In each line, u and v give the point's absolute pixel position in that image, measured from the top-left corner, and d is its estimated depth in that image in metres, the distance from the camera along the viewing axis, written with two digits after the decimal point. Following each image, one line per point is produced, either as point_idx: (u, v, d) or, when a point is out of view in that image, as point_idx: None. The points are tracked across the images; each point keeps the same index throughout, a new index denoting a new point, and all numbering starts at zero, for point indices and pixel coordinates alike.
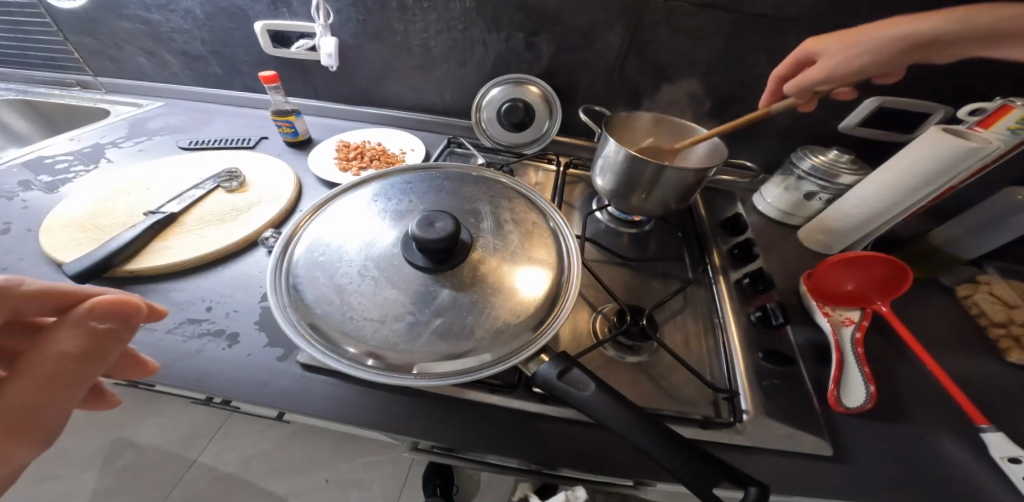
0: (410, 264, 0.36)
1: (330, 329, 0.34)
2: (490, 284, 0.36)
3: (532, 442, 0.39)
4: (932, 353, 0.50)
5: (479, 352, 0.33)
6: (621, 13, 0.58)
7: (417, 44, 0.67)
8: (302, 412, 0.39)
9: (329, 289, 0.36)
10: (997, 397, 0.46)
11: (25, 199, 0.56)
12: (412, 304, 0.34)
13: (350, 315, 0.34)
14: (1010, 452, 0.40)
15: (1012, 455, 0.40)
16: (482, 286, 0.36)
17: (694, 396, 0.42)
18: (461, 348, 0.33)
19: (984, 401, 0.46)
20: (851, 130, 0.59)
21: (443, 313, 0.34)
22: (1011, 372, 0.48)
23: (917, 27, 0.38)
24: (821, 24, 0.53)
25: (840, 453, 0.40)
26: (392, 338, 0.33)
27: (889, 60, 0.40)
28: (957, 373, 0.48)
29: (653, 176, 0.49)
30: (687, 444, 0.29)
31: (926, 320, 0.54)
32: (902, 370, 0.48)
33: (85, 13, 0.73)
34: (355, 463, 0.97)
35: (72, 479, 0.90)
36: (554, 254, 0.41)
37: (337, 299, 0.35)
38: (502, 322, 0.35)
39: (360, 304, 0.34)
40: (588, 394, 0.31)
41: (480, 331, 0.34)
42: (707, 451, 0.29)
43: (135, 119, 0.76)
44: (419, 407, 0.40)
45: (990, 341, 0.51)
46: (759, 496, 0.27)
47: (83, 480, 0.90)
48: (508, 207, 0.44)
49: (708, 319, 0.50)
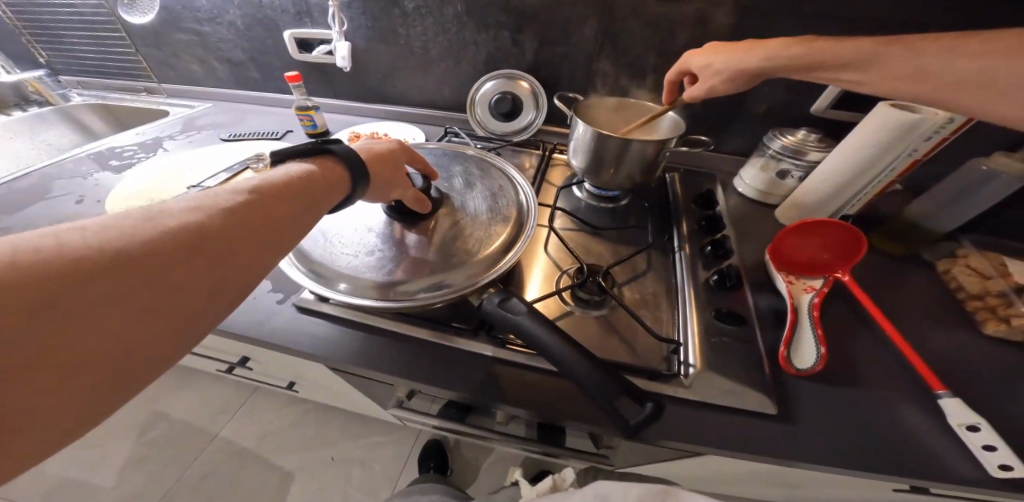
0: (388, 215, 0.45)
1: (316, 259, 0.42)
2: (455, 231, 0.44)
3: (485, 383, 0.42)
4: (904, 325, 0.50)
5: (446, 280, 0.40)
6: (593, 10, 0.64)
7: (418, 45, 0.76)
8: (293, 345, 0.45)
9: (321, 235, 0.44)
10: (970, 365, 0.46)
11: (97, 179, 0.68)
12: (389, 246, 0.42)
13: (332, 254, 0.42)
14: (967, 419, 0.36)
15: (970, 422, 0.36)
16: (449, 232, 0.44)
17: (645, 350, 0.43)
18: (428, 280, 0.40)
19: (954, 368, 0.45)
20: (822, 113, 0.61)
21: (412, 251, 0.42)
22: (986, 342, 0.48)
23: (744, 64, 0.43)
24: (781, 11, 0.57)
25: (790, 407, 0.39)
26: (370, 270, 0.41)
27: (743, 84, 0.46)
28: (930, 342, 0.48)
29: (617, 150, 0.54)
30: (615, 375, 0.32)
31: (902, 293, 0.54)
32: (867, 338, 0.46)
33: (151, 27, 0.88)
34: (361, 442, 1.02)
35: (109, 444, 0.98)
36: (517, 210, 0.47)
37: (328, 238, 0.43)
38: (463, 260, 0.41)
39: (341, 245, 0.43)
40: (521, 316, 0.35)
41: (444, 266, 0.41)
42: (622, 377, 0.32)
43: (187, 117, 0.89)
44: (391, 350, 0.45)
45: (968, 313, 0.51)
46: (654, 411, 0.33)
47: (116, 444, 0.98)
48: (479, 173, 0.52)
49: (669, 282, 0.51)
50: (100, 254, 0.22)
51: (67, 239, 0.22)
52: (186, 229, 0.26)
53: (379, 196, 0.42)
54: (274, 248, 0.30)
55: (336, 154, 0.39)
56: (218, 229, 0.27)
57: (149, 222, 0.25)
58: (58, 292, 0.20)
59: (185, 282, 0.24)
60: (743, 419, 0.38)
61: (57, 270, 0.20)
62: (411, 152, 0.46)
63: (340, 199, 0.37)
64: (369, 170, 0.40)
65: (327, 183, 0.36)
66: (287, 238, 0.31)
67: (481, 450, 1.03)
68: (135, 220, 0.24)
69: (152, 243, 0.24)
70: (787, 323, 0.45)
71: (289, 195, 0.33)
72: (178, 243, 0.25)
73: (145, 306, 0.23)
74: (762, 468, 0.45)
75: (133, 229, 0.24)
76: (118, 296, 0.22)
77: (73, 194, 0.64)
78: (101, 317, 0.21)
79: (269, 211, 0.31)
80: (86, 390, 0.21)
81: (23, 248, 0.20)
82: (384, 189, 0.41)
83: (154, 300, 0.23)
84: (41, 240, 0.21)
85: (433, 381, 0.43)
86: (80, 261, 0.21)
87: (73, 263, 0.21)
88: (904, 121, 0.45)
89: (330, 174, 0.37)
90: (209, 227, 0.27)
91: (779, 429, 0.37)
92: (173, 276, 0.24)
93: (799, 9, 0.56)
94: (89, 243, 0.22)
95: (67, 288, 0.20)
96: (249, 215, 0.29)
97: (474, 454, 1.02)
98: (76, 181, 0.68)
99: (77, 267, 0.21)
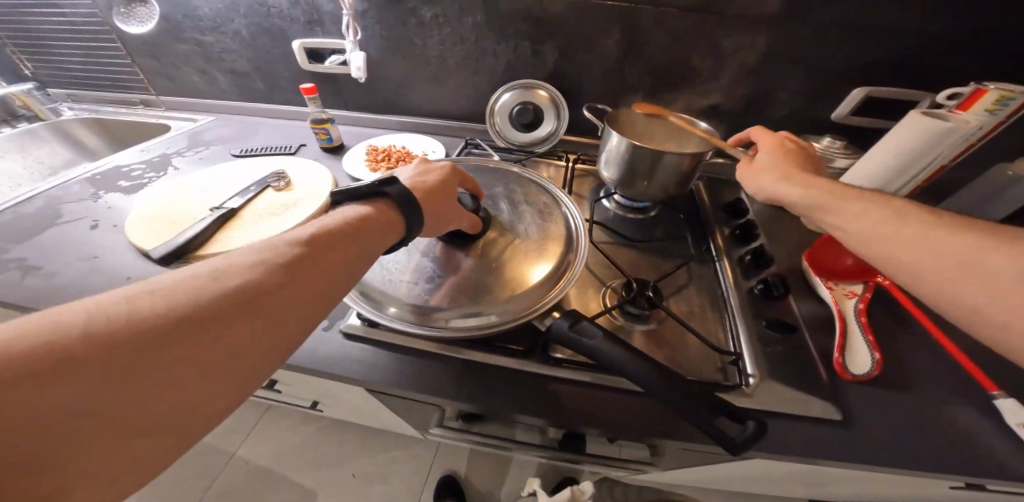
0: (441, 241, 0.44)
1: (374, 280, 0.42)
2: (507, 255, 0.44)
3: (548, 405, 0.42)
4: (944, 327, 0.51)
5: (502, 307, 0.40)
6: (615, 20, 0.64)
7: (435, 55, 0.74)
8: (345, 373, 0.44)
9: (375, 262, 0.44)
10: (1009, 363, 0.47)
11: (108, 201, 0.65)
12: (442, 268, 0.43)
13: (389, 280, 0.42)
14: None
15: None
16: (500, 256, 0.44)
17: (702, 362, 0.43)
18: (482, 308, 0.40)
19: (995, 367, 0.47)
20: (843, 118, 0.66)
21: (467, 277, 0.42)
22: None
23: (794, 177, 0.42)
24: (802, 20, 0.58)
25: (850, 414, 0.39)
26: (423, 297, 0.41)
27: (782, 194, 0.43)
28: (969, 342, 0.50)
29: (653, 161, 0.54)
30: (688, 384, 0.31)
31: None
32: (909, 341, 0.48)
33: (149, 37, 0.84)
34: (380, 457, 0.97)
35: None
36: (565, 230, 0.47)
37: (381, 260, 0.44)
38: (517, 287, 0.41)
39: (397, 270, 0.42)
40: (596, 340, 0.34)
41: (501, 293, 0.41)
42: (704, 393, 0.31)
43: (192, 132, 0.86)
44: (447, 372, 0.45)
45: None
46: (758, 429, 0.30)
47: None
48: (521, 191, 0.51)
49: (713, 293, 0.52)
50: (179, 312, 0.23)
51: (153, 299, 0.23)
52: (252, 282, 0.26)
53: (434, 229, 0.41)
54: (326, 295, 0.29)
55: (391, 195, 0.38)
56: (276, 281, 0.27)
57: (215, 280, 0.25)
58: (129, 359, 0.21)
59: (241, 340, 0.24)
60: (811, 429, 0.38)
61: (126, 337, 0.21)
62: (457, 176, 0.45)
63: (396, 240, 0.36)
64: (422, 205, 0.39)
65: (381, 221, 0.36)
66: (339, 281, 0.31)
67: (496, 480, 0.94)
68: (203, 278, 0.25)
69: (223, 300, 0.24)
70: (837, 330, 0.46)
71: (341, 236, 0.32)
72: (239, 301, 0.25)
73: (204, 367, 0.22)
74: (820, 472, 0.46)
75: (208, 286, 0.25)
76: (179, 360, 0.22)
77: (88, 218, 0.61)
78: (162, 382, 0.21)
79: (321, 255, 0.30)
80: (147, 453, 0.20)
81: (103, 316, 0.21)
82: (440, 219, 0.41)
83: (210, 361, 0.23)
84: (118, 306, 0.22)
85: (495, 404, 0.42)
86: (148, 326, 0.22)
87: (152, 324, 0.22)
88: (915, 127, 0.48)
89: (384, 215, 0.36)
90: (265, 281, 0.27)
91: (846, 437, 0.38)
92: (232, 334, 0.24)
93: (821, 19, 0.57)
94: (159, 308, 0.23)
95: (132, 356, 0.21)
96: (311, 262, 0.29)
97: (488, 487, 0.93)
98: (87, 204, 0.65)
99: (144, 332, 0.21)
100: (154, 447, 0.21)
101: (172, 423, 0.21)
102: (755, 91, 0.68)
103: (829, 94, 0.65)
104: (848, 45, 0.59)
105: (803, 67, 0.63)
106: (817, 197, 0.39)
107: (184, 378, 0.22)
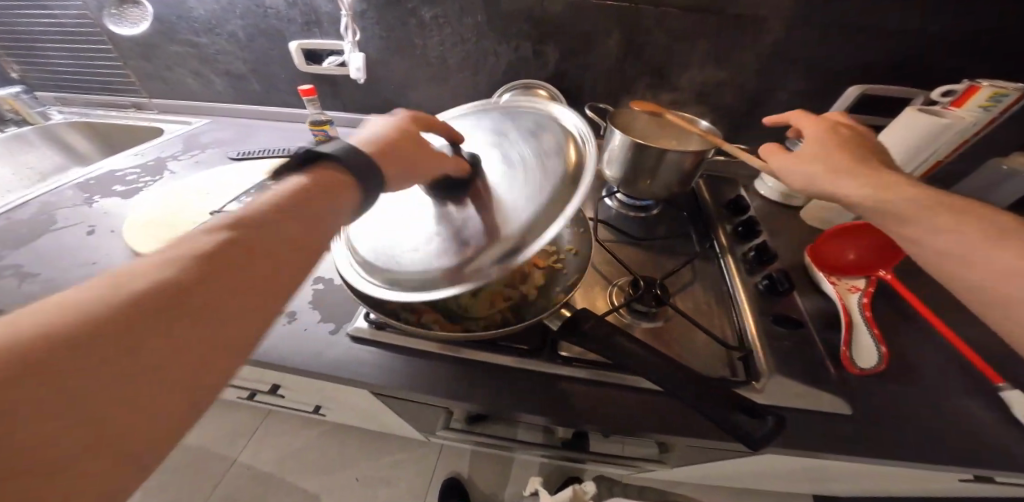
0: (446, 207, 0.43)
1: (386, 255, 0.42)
2: (507, 190, 0.41)
3: (560, 404, 0.42)
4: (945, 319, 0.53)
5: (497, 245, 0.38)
6: (616, 21, 0.64)
7: (435, 56, 0.74)
8: (355, 377, 0.43)
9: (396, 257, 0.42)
10: (1009, 354, 0.49)
11: (104, 206, 0.64)
12: (440, 225, 0.42)
13: (415, 256, 0.40)
14: None
15: None
16: (505, 192, 0.41)
17: (711, 359, 0.44)
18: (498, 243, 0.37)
19: (996, 358, 0.48)
20: (840, 116, 0.67)
21: (483, 225, 0.39)
22: None
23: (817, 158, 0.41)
24: (799, 20, 0.59)
25: (861, 407, 0.40)
26: (450, 256, 0.39)
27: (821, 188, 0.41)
28: (970, 334, 0.51)
29: (655, 159, 0.55)
30: (704, 381, 0.33)
31: (934, 289, 0.57)
32: (912, 334, 0.49)
33: (142, 40, 0.83)
34: (383, 460, 0.96)
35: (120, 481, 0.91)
36: (560, 135, 0.43)
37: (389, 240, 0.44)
38: (523, 216, 0.38)
39: (418, 249, 0.41)
40: None
41: (513, 224, 0.38)
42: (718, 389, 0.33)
43: (188, 134, 0.85)
44: (457, 372, 0.44)
45: None
46: (778, 425, 0.32)
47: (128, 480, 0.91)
48: (510, 120, 0.49)
49: (718, 290, 0.52)
50: (126, 298, 0.19)
51: (85, 293, 0.19)
52: (209, 258, 0.22)
53: (410, 178, 0.37)
54: (303, 264, 0.26)
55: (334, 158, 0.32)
56: (242, 253, 0.24)
57: (168, 262, 0.22)
58: (67, 355, 0.16)
59: (211, 320, 0.21)
60: (825, 423, 0.38)
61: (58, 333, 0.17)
62: (406, 125, 0.41)
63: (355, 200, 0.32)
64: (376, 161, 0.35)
65: (321, 190, 0.30)
66: (312, 247, 0.27)
67: (500, 481, 0.94)
68: (150, 265, 0.21)
69: (180, 279, 0.21)
70: (843, 325, 0.47)
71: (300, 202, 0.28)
72: (201, 279, 0.21)
73: (169, 352, 0.19)
74: (830, 465, 0.46)
75: (157, 269, 0.21)
76: (133, 347, 0.18)
77: (82, 224, 0.60)
78: (116, 375, 0.17)
79: (291, 221, 0.27)
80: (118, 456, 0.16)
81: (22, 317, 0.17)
82: (410, 168, 0.37)
83: (176, 344, 0.19)
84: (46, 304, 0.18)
85: (507, 404, 0.42)
86: (91, 317, 0.18)
87: (95, 314, 0.18)
88: (932, 124, 0.49)
89: (325, 181, 0.31)
90: (227, 254, 0.23)
91: (860, 431, 0.38)
92: (199, 313, 0.20)
93: (818, 19, 0.58)
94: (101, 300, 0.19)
95: (72, 352, 0.16)
96: (279, 228, 0.26)
97: (492, 489, 0.93)
98: (81, 209, 0.63)
99: (87, 324, 0.17)
100: (139, 446, 0.17)
101: (143, 417, 0.17)
102: (753, 90, 0.69)
103: (826, 92, 0.67)
104: (845, 44, 0.60)
105: (801, 66, 0.64)
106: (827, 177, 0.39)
107: (143, 369, 0.18)
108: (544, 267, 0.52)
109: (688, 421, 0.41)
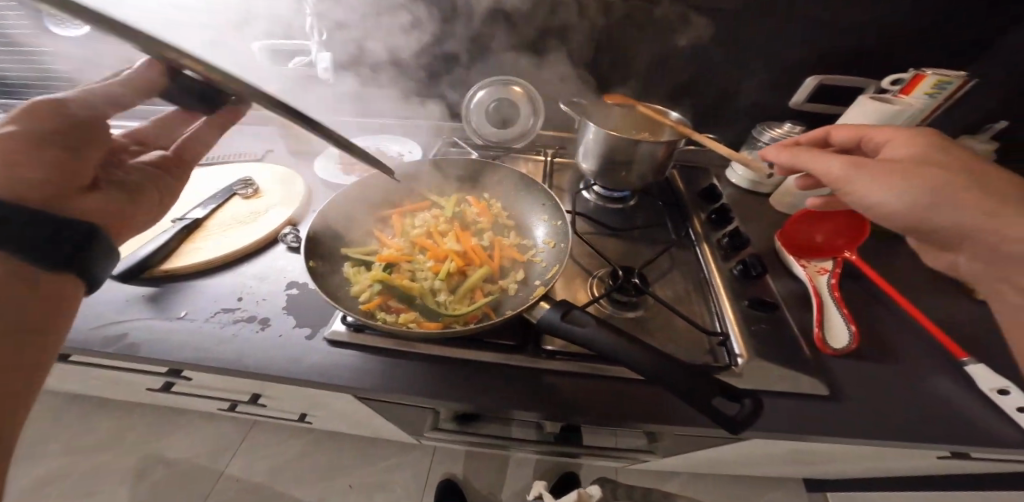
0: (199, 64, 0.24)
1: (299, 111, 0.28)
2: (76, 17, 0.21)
3: (549, 397, 0.42)
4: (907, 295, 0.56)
5: None
6: (587, 17, 0.65)
7: (405, 52, 0.73)
8: (332, 383, 0.41)
9: None
10: (963, 323, 0.53)
11: None
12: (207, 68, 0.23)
13: None
14: (998, 384, 0.41)
15: (999, 386, 0.41)
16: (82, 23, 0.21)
17: (693, 345, 0.45)
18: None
19: (957, 332, 0.52)
20: (800, 106, 0.70)
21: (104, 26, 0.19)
22: (975, 306, 0.55)
23: (923, 170, 0.33)
24: (759, 16, 0.62)
25: (837, 387, 0.42)
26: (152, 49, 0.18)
27: (894, 205, 0.33)
28: (932, 309, 0.54)
29: (630, 151, 0.56)
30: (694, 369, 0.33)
31: (896, 267, 0.60)
32: (880, 313, 0.51)
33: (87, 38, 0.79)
34: (376, 466, 0.93)
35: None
36: None
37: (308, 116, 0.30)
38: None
39: None
40: (589, 328, 0.35)
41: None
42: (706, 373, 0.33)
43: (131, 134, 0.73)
44: (441, 371, 0.44)
45: (960, 282, 0.58)
46: (754, 408, 0.35)
47: None
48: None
49: (696, 277, 0.54)
50: None
51: None
52: None
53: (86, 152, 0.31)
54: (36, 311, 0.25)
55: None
56: None
57: None
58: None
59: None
60: (807, 404, 0.40)
61: None
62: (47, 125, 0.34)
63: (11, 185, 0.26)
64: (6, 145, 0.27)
65: None
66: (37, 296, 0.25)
67: (497, 481, 0.93)
68: None
69: None
70: (814, 306, 0.49)
71: None
72: None
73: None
74: (815, 446, 0.48)
75: None
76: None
77: None
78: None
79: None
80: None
81: None
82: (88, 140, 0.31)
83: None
84: None
85: (492, 402, 0.42)
86: None
87: None
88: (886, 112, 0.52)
89: None
90: None
91: (837, 408, 0.40)
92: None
93: (776, 14, 0.61)
94: None
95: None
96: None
97: (490, 488, 0.92)
98: None
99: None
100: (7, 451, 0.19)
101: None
102: (722, 83, 0.71)
103: (788, 85, 0.70)
104: (802, 39, 0.64)
105: (764, 59, 0.67)
106: (939, 200, 0.32)
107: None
108: (522, 261, 0.53)
109: (668, 404, 0.42)
